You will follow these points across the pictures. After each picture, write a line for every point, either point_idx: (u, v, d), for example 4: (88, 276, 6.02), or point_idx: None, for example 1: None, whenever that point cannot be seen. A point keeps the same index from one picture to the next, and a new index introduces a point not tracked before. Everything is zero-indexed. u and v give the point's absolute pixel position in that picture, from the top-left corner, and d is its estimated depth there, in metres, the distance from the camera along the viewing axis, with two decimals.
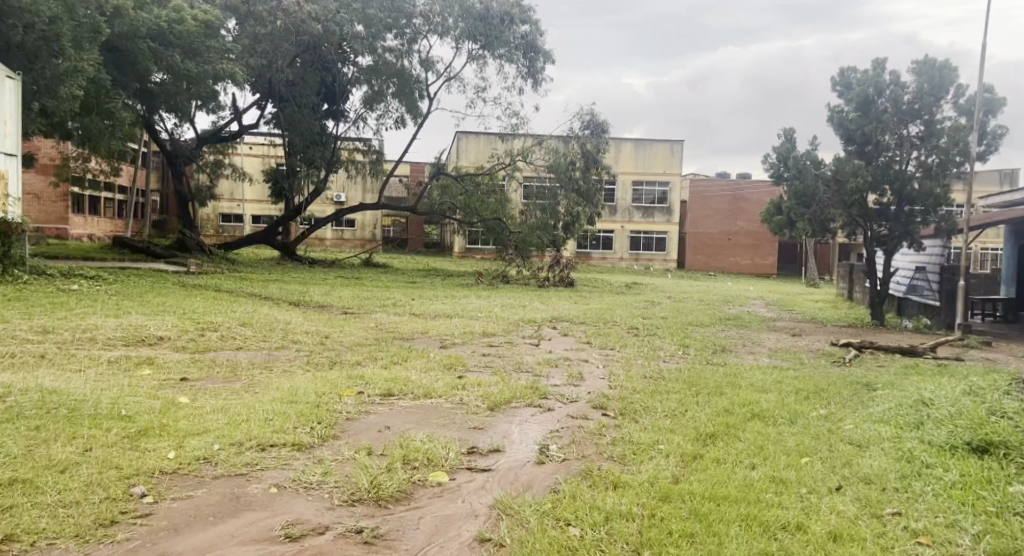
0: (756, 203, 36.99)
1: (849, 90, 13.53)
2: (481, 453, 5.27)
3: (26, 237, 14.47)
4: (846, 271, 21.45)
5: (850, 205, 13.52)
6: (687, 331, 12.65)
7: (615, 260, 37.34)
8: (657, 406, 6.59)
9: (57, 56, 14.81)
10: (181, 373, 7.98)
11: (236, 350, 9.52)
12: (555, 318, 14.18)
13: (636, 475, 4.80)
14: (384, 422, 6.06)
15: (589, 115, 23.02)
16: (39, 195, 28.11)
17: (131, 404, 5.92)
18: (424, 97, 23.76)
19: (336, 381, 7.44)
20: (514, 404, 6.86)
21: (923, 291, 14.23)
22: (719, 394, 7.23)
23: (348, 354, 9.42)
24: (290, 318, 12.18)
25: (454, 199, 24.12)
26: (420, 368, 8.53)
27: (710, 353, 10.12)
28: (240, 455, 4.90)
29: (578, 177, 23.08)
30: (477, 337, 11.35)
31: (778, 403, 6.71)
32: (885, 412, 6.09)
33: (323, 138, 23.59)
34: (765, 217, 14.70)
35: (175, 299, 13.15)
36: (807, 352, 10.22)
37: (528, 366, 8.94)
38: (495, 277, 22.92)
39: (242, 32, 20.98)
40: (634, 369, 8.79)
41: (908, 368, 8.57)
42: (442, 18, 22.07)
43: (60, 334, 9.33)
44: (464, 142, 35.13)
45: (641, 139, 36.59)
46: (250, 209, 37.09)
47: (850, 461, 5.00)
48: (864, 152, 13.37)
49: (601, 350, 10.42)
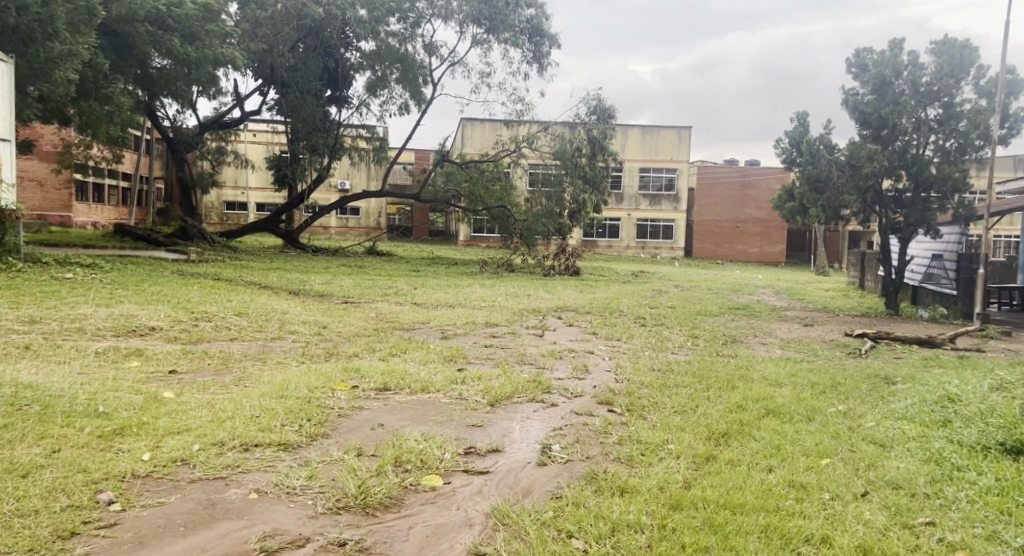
0: (764, 190, 36.52)
1: (864, 72, 13.18)
2: (478, 454, 4.94)
3: (20, 225, 14.14)
4: (857, 260, 21.06)
5: (865, 191, 13.12)
6: (696, 321, 12.31)
7: (622, 248, 36.94)
8: (665, 402, 6.24)
9: (52, 39, 14.45)
10: (171, 365, 7.69)
11: (230, 340, 9.20)
12: (559, 307, 13.84)
13: (645, 478, 4.46)
14: (378, 419, 5.74)
15: (596, 100, 22.58)
16: (42, 182, 27.78)
17: (112, 399, 5.62)
18: (428, 82, 23.36)
19: (330, 374, 7.10)
20: (516, 399, 6.53)
21: (939, 279, 13.78)
22: (731, 388, 6.87)
23: (345, 345, 9.09)
24: (288, 307, 11.85)
25: (459, 187, 23.99)
26: (418, 361, 8.21)
27: (719, 344, 9.77)
28: (219, 456, 4.59)
29: (585, 164, 22.65)
30: (479, 327, 11.02)
31: (794, 399, 6.35)
32: (909, 408, 5.72)
33: (327, 125, 23.25)
34: (777, 203, 14.33)
35: (171, 287, 12.86)
36: (821, 343, 9.87)
37: (531, 358, 8.62)
38: (499, 265, 22.57)
39: (242, 15, 20.62)
40: (641, 361, 8.44)
41: (926, 361, 8.23)
42: (445, 2, 21.64)
43: (47, 324, 9.02)
44: (469, 129, 34.72)
45: (648, 125, 36.07)
46: (254, 197, 36.79)
47: (875, 463, 4.66)
48: (880, 136, 12.98)
49: (607, 341, 10.08)
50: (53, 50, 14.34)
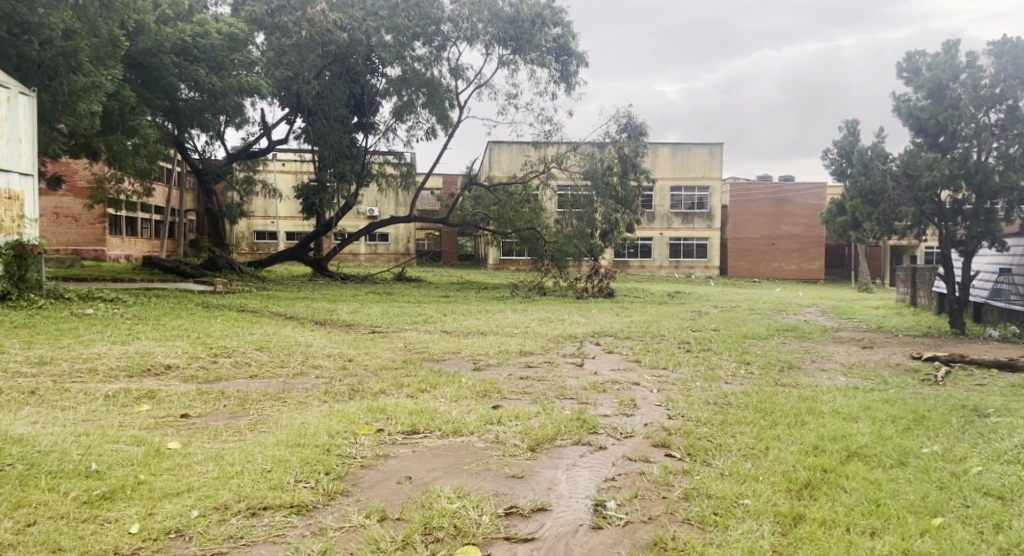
0: (801, 206, 35.50)
1: (916, 76, 12.51)
2: (521, 515, 4.33)
3: (43, 260, 13.69)
4: (906, 275, 20.08)
5: (924, 201, 12.35)
6: (744, 345, 11.51)
7: (655, 268, 36.12)
8: (731, 444, 5.50)
9: (75, 72, 14.09)
10: (184, 408, 7.09)
11: (249, 379, 8.61)
12: (597, 332, 13.08)
13: (720, 549, 3.96)
14: (406, 469, 5.11)
15: (626, 117, 21.73)
16: (77, 218, 27.79)
17: (107, 451, 5.03)
18: (455, 106, 22.85)
19: (354, 416, 6.43)
20: (559, 442, 5.82)
21: (1010, 295, 12.87)
22: (801, 425, 6.10)
23: (371, 381, 8.41)
24: (312, 340, 11.25)
25: (487, 211, 23.43)
26: (449, 398, 7.51)
27: (775, 372, 8.99)
28: (221, 525, 4.17)
29: (616, 183, 21.90)
30: (513, 357, 10.33)
31: (878, 437, 5.60)
32: (1020, 450, 5.05)
33: (354, 152, 22.73)
34: (827, 218, 13.53)
35: (192, 321, 12.33)
36: (886, 368, 9.03)
37: (571, 392, 7.89)
38: (531, 288, 21.99)
39: (269, 44, 20.43)
40: (694, 394, 7.64)
41: (1013, 388, 7.42)
42: (471, 24, 21.05)
43: (57, 365, 8.52)
44: (496, 152, 34.28)
45: (678, 142, 35.39)
46: (284, 226, 36.58)
47: (1001, 524, 4.09)
48: (937, 144, 12.32)
49: (651, 370, 9.34)
50: (77, 83, 13.95)
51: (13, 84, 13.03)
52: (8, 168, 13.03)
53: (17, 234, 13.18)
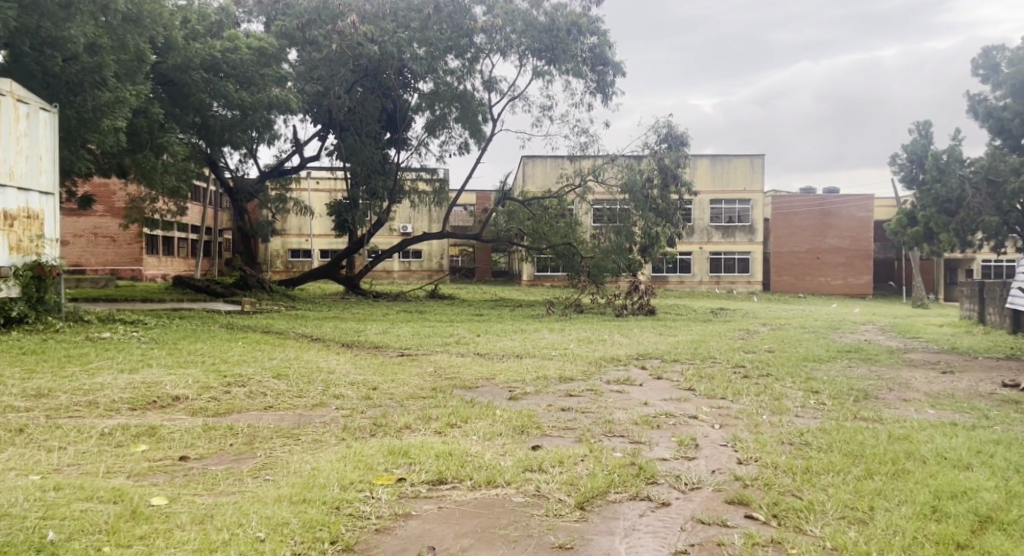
0: (847, 219, 34.19)
1: (994, 74, 11.49)
2: None
3: (62, 282, 12.96)
4: (970, 291, 18.69)
5: (1008, 211, 11.26)
6: (808, 369, 10.41)
7: (695, 284, 34.95)
8: (825, 502, 4.55)
9: (99, 87, 13.47)
10: (185, 449, 6.25)
11: (262, 412, 7.77)
12: (642, 355, 12.08)
13: None
14: (432, 532, 4.31)
15: (666, 127, 20.73)
16: (114, 238, 27.48)
17: (72, 512, 4.27)
18: (488, 120, 22.08)
19: (372, 461, 5.52)
20: (614, 495, 4.86)
21: None
22: (905, 474, 5.09)
23: (395, 414, 7.50)
24: (336, 365, 10.39)
25: (521, 225, 22.26)
26: (481, 435, 6.58)
27: (848, 402, 7.93)
28: None
29: (656, 196, 20.79)
30: (552, 385, 9.32)
31: (1009, 492, 4.63)
32: None
33: (386, 168, 22.05)
34: (895, 230, 12.46)
35: (211, 346, 11.53)
36: (980, 399, 7.90)
37: (622, 428, 6.89)
38: (568, 306, 21.00)
39: (300, 59, 19.89)
40: (763, 432, 6.61)
41: None
42: (504, 35, 20.23)
43: (55, 398, 7.77)
44: (530, 167, 33.56)
45: (718, 154, 34.29)
46: (318, 244, 36.12)
47: None
48: (1019, 146, 11.35)
49: (707, 401, 8.33)
50: (101, 98, 13.36)
51: (33, 99, 12.38)
52: (27, 187, 12.39)
53: (35, 255, 12.56)
